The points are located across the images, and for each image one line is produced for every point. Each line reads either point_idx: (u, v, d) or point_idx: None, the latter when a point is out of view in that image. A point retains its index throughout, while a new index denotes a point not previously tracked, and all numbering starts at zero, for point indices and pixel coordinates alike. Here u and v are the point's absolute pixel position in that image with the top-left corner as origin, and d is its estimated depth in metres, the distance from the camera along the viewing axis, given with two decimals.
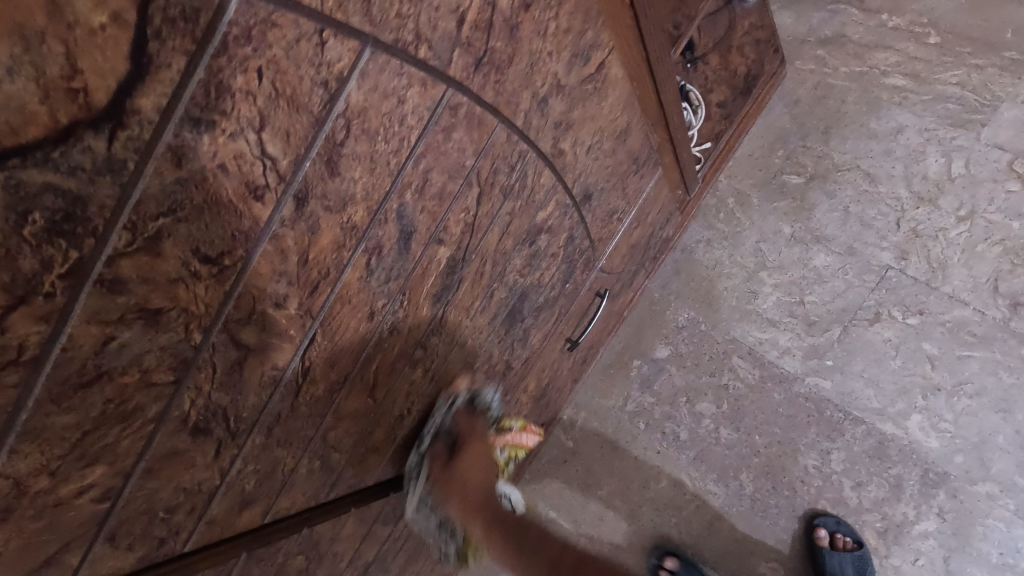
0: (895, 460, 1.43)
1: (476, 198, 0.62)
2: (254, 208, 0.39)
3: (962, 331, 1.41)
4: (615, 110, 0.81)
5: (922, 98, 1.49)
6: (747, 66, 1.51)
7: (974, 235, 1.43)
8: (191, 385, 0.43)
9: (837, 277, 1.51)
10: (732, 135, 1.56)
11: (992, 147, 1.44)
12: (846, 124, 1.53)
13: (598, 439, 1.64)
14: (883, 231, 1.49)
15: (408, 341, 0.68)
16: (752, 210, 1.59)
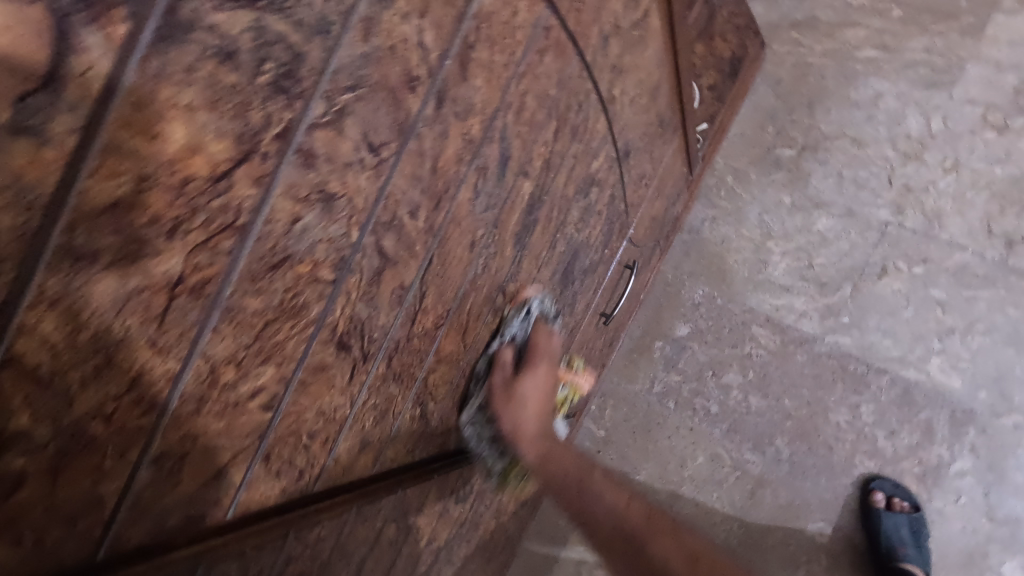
0: (923, 405, 1.26)
1: (553, 132, 0.66)
2: (409, 99, 0.42)
3: (965, 274, 1.25)
4: (649, 65, 0.86)
5: (893, 66, 1.30)
6: (731, 52, 1.26)
7: (961, 184, 1.26)
8: (344, 288, 0.44)
9: (842, 238, 1.31)
10: (724, 115, 1.34)
11: (964, 103, 1.26)
12: (828, 99, 1.33)
13: (629, 426, 1.39)
14: (877, 189, 1.30)
15: (493, 283, 0.69)
16: (750, 184, 1.37)
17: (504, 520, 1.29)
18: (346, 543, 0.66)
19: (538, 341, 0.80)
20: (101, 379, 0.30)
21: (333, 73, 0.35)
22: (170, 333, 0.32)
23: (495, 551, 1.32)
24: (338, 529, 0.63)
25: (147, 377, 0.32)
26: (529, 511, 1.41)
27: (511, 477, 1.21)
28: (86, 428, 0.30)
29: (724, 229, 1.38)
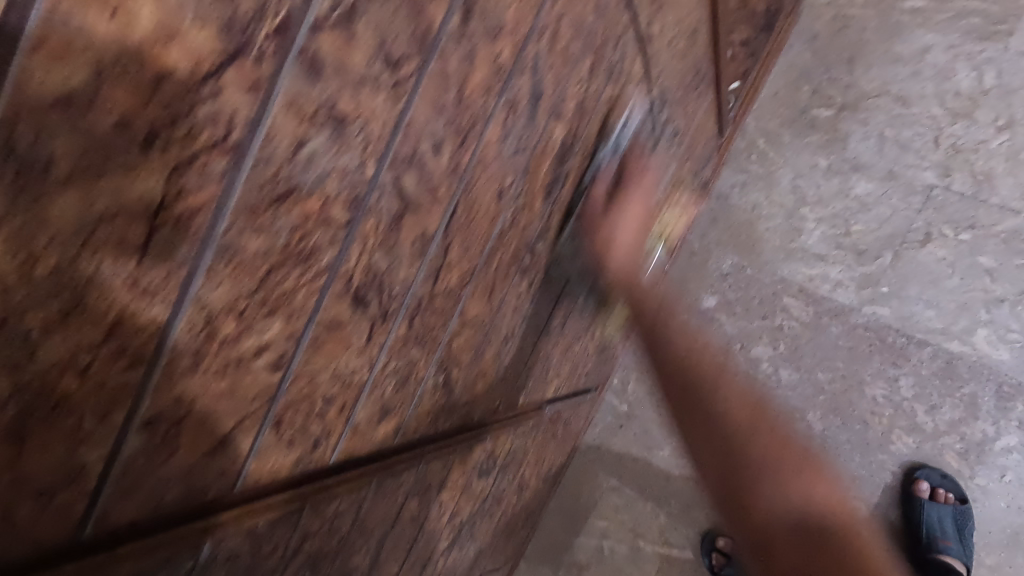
0: (966, 378, 1.17)
1: (588, 70, 0.59)
2: (431, 7, 0.35)
3: (1016, 240, 1.13)
4: (689, 3, 0.78)
5: (943, 17, 1.15)
6: (766, 3, 1.15)
7: (1016, 144, 1.13)
8: (359, 233, 0.39)
9: (882, 202, 1.21)
10: (755, 73, 1.24)
11: (1022, 55, 1.11)
12: (870, 53, 1.20)
13: (653, 400, 1.36)
14: (923, 150, 1.18)
15: (521, 241, 0.63)
16: (783, 148, 1.27)
17: (525, 496, 1.25)
18: (368, 516, 0.62)
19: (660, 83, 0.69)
20: (70, 324, 0.25)
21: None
22: (154, 273, 0.27)
23: (515, 526, 1.29)
24: (358, 503, 0.58)
25: (129, 325, 0.27)
26: (549, 486, 1.37)
27: (533, 452, 1.17)
28: (56, 382, 0.25)
29: (755, 194, 1.29)
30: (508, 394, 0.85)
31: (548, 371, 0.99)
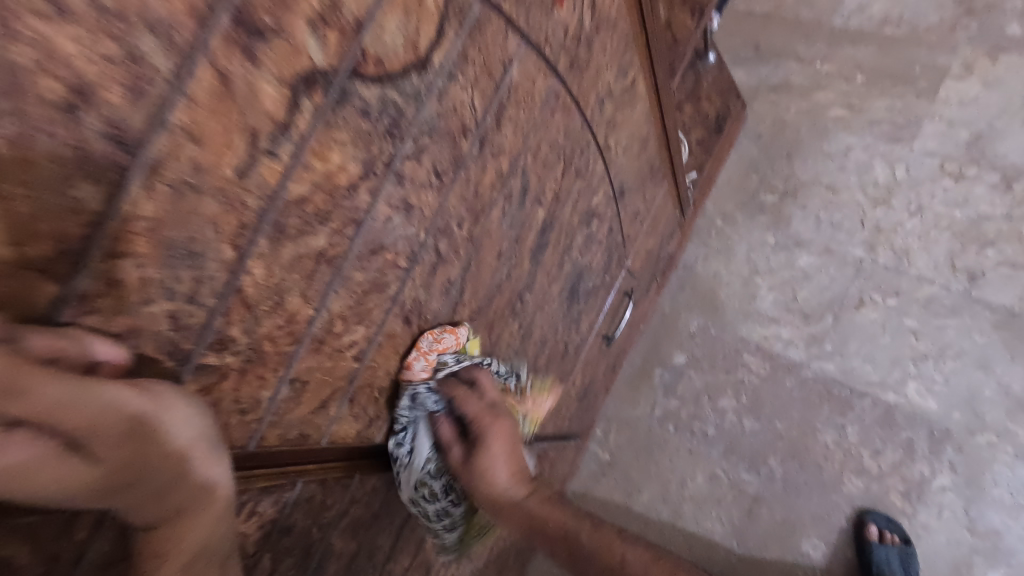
0: (903, 425, 1.37)
1: (562, 170, 0.84)
2: (463, 142, 0.60)
3: (932, 304, 1.38)
4: (639, 120, 1.05)
5: (859, 123, 1.46)
6: (717, 110, 1.44)
7: (925, 225, 1.40)
8: (412, 273, 0.61)
9: (822, 272, 1.46)
10: (710, 166, 1.50)
11: (924, 155, 1.41)
12: (805, 151, 1.49)
13: (630, 450, 1.52)
14: (852, 230, 1.45)
15: (513, 290, 0.86)
16: (737, 226, 1.53)
17: (514, 534, 1.38)
18: (393, 501, 0.80)
19: (572, 137, 0.81)
20: (275, 312, 0.47)
21: (419, 126, 0.53)
22: (313, 288, 0.49)
23: (504, 565, 1.40)
24: (387, 485, 0.76)
25: (296, 319, 0.49)
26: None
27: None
28: (262, 345, 0.47)
29: (715, 264, 1.54)
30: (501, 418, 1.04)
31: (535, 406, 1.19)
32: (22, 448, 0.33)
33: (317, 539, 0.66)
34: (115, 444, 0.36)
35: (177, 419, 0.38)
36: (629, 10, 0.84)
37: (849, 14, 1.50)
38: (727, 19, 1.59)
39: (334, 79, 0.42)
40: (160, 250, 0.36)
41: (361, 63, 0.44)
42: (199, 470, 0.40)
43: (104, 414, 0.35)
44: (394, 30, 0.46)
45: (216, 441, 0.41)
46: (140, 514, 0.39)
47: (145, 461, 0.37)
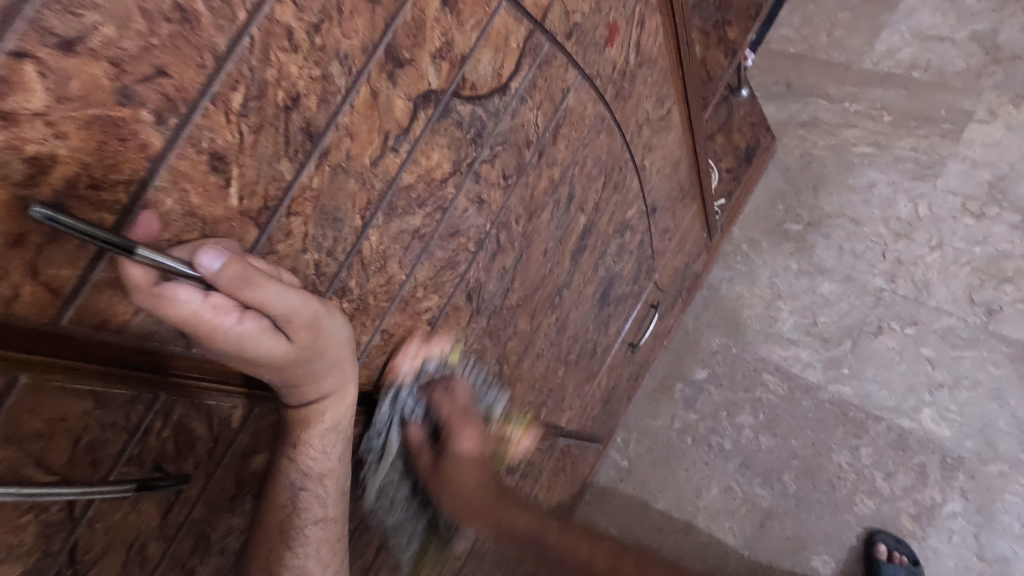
0: (916, 450, 1.43)
1: (602, 183, 0.96)
2: (526, 152, 0.73)
3: (950, 335, 1.45)
4: (673, 146, 1.17)
5: (885, 160, 1.55)
6: (746, 143, 1.57)
7: (946, 259, 1.47)
8: (478, 258, 0.75)
9: (842, 299, 1.53)
10: (739, 193, 1.59)
11: (946, 193, 1.49)
12: (830, 185, 1.59)
13: (649, 458, 1.61)
14: (873, 261, 1.53)
15: (554, 285, 0.98)
16: (761, 252, 1.62)
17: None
18: (441, 459, 0.93)
19: (613, 155, 0.94)
20: (379, 272, 0.60)
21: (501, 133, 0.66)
22: (406, 258, 0.63)
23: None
24: (437, 443, 0.89)
25: (392, 281, 0.63)
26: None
27: (546, 480, 1.42)
28: (367, 297, 0.60)
29: (739, 287, 1.63)
30: (533, 404, 1.16)
31: (564, 401, 1.30)
32: (243, 322, 0.43)
33: (382, 477, 0.81)
34: (297, 335, 0.47)
35: (333, 322, 0.49)
36: (668, 49, 0.97)
37: (877, 59, 1.58)
38: (760, 57, 1.70)
39: (442, 97, 0.56)
40: (317, 215, 0.50)
41: (459, 88, 0.58)
42: (336, 368, 0.53)
43: (296, 313, 0.45)
44: (486, 64, 0.60)
45: (354, 348, 0.53)
46: (290, 389, 0.53)
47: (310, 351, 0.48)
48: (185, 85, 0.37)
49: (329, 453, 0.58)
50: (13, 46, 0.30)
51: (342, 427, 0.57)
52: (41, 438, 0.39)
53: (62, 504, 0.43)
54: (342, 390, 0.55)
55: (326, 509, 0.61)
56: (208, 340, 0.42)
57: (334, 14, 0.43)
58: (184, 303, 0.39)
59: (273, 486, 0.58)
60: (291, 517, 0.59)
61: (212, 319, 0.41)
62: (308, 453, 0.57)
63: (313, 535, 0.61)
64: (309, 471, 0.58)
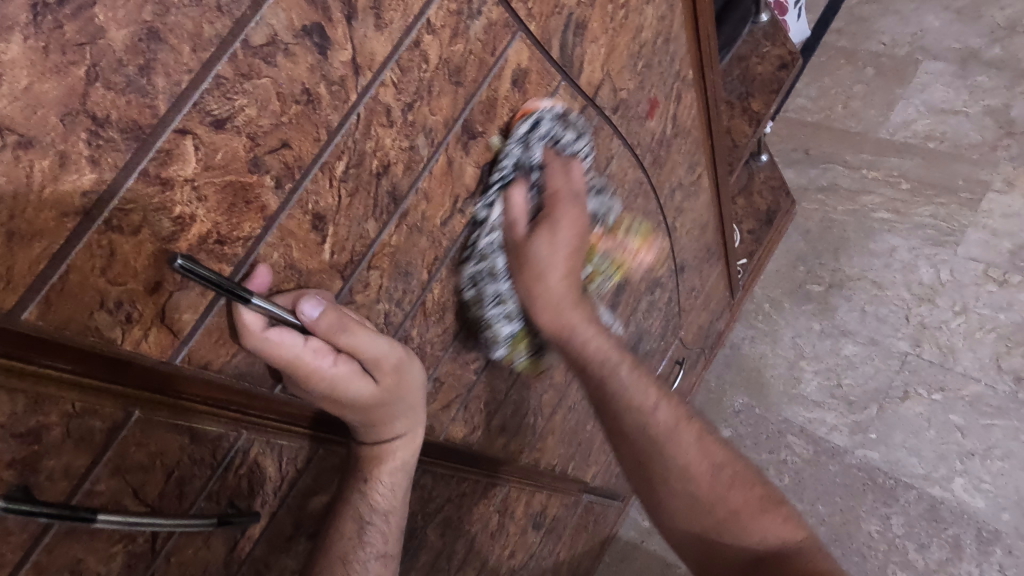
0: (950, 521, 1.39)
1: (636, 242, 1.01)
2: None
3: (980, 403, 1.44)
4: (701, 208, 1.23)
5: (905, 226, 1.59)
6: (767, 206, 1.61)
7: (970, 325, 1.49)
8: (523, 312, 0.78)
9: (867, 362, 1.53)
10: (761, 255, 1.62)
11: (969, 260, 1.52)
12: (851, 247, 1.62)
13: None
14: (897, 324, 1.54)
15: (587, 339, 1.01)
16: (783, 312, 1.63)
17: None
18: (473, 510, 0.93)
19: (647, 215, 0.99)
20: (438, 323, 0.64)
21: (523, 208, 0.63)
22: (460, 311, 0.66)
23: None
24: (472, 493, 0.90)
25: (447, 331, 0.66)
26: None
27: (567, 539, 1.39)
28: (425, 348, 0.64)
29: (762, 347, 1.63)
30: (561, 458, 1.17)
31: (589, 455, 1.30)
32: (336, 367, 0.48)
33: (420, 525, 0.82)
34: (381, 379, 0.52)
35: (413, 369, 0.54)
36: (700, 121, 1.04)
37: (895, 130, 1.66)
38: (780, 125, 1.78)
39: (503, 168, 0.60)
40: (392, 269, 0.54)
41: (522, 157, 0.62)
42: (410, 412, 0.57)
43: (383, 359, 0.50)
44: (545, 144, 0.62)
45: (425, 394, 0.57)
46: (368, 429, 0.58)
47: (390, 396, 0.53)
48: (301, 155, 0.42)
49: (395, 491, 0.62)
50: (181, 125, 0.35)
51: (408, 467, 0.61)
52: (141, 471, 0.42)
53: (147, 537, 0.45)
54: (414, 432, 0.59)
55: (386, 545, 0.64)
56: (305, 383, 0.48)
57: (426, 94, 0.49)
58: (289, 347, 0.44)
59: (339, 519, 0.61)
60: (355, 549, 0.61)
61: (311, 364, 0.46)
62: (377, 488, 0.61)
63: (374, 569, 0.63)
64: (376, 507, 0.61)
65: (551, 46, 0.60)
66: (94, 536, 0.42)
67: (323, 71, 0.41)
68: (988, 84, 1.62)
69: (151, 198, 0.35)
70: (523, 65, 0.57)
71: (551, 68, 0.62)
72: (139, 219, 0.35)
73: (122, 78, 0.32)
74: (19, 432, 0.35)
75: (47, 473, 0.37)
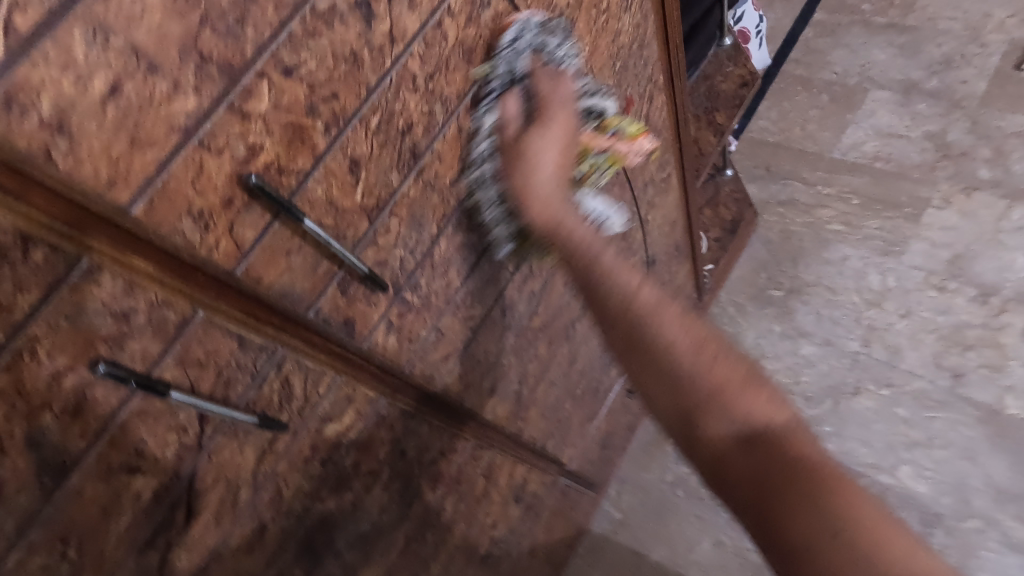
0: (897, 507, 1.46)
1: (613, 229, 1.11)
2: None
3: (923, 397, 1.54)
4: (670, 207, 1.34)
5: (856, 237, 1.73)
6: (731, 216, 1.75)
7: (914, 327, 1.61)
8: (515, 278, 0.88)
9: (823, 361, 1.63)
10: (726, 261, 1.74)
11: (913, 268, 1.66)
12: (808, 257, 1.75)
13: (643, 510, 1.66)
14: (849, 326, 1.65)
15: (568, 318, 1.11)
16: (746, 315, 1.73)
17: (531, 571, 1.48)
18: (462, 470, 1.00)
19: (622, 205, 1.10)
20: (443, 274, 0.72)
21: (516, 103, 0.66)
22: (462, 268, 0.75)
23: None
24: (462, 450, 0.97)
25: (449, 286, 0.74)
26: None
27: (545, 521, 1.45)
28: (431, 298, 0.72)
29: None
30: (542, 434, 1.25)
31: (567, 438, 1.38)
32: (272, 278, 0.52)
33: (417, 475, 0.88)
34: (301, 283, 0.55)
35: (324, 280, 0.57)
36: (670, 125, 1.16)
37: (846, 150, 1.83)
38: (743, 144, 1.94)
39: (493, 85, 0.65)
40: (408, 219, 0.63)
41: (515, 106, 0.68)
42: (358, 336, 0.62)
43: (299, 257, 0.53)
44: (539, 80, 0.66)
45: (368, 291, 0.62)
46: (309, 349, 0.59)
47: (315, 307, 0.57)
48: (346, 106, 0.51)
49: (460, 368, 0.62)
50: (260, 68, 0.43)
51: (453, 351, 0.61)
52: (199, 367, 0.50)
53: (196, 432, 0.52)
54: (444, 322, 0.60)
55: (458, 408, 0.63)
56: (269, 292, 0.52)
57: (443, 68, 0.59)
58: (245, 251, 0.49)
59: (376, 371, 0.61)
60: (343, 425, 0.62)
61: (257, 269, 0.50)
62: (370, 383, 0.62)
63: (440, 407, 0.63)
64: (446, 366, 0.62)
65: None
66: (158, 421, 0.49)
67: (367, 38, 0.50)
68: (929, 111, 1.80)
69: (234, 126, 0.44)
70: None
71: None
72: (223, 142, 0.43)
73: (223, 26, 0.41)
74: (116, 313, 0.42)
75: (130, 352, 0.44)
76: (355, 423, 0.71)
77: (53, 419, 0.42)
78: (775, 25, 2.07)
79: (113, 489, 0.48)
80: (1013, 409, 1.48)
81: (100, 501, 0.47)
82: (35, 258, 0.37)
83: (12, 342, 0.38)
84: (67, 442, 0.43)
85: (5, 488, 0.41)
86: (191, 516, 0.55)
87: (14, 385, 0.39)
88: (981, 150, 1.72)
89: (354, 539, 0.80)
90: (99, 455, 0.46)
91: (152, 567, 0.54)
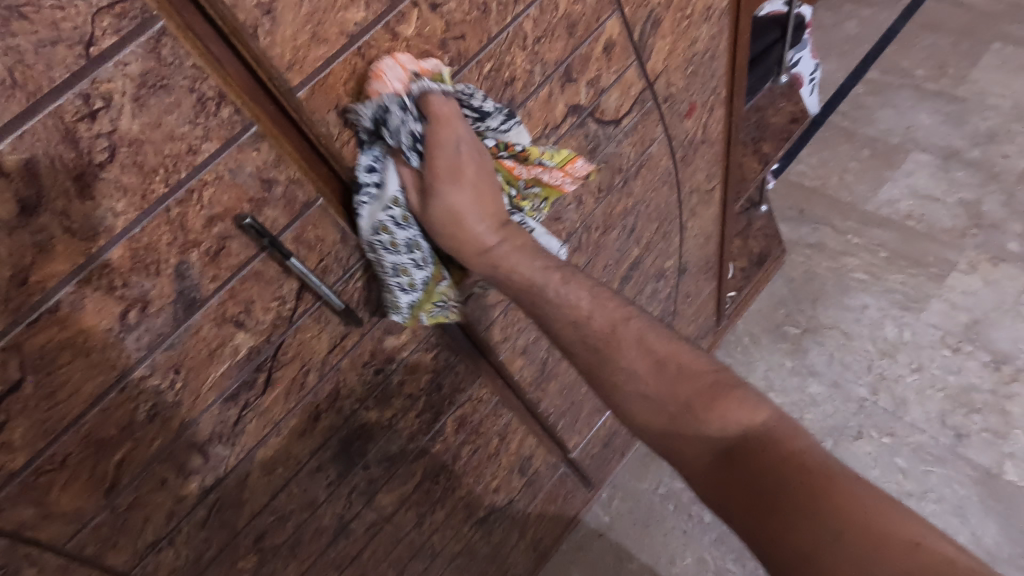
0: None
1: (653, 228, 1.18)
2: (613, 177, 0.95)
3: (922, 451, 1.57)
4: (708, 221, 1.40)
5: (878, 288, 1.78)
6: (758, 249, 1.80)
7: (924, 382, 1.64)
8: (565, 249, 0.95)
9: (828, 402, 1.67)
10: (748, 291, 1.79)
11: (930, 326, 1.70)
12: (828, 300, 1.80)
13: (630, 518, 1.70)
14: (858, 372, 1.69)
15: None
16: (761, 346, 1.78)
17: (516, 552, 1.52)
18: (480, 425, 1.06)
19: (665, 207, 1.17)
20: None
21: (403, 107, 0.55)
22: None
23: None
24: (484, 405, 1.04)
25: None
26: (535, 563, 1.62)
27: (539, 505, 1.50)
28: None
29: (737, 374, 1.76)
30: (552, 415, 1.30)
31: (575, 425, 1.43)
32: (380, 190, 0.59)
33: (444, 413, 0.95)
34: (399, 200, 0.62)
35: None
36: (723, 140, 1.23)
37: (880, 204, 1.89)
38: (781, 184, 2.01)
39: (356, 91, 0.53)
40: None
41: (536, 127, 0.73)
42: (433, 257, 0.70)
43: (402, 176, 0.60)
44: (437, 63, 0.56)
45: None
46: None
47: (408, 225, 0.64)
48: (468, 48, 0.59)
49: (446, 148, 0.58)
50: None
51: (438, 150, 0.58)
52: (308, 248, 0.57)
53: (292, 307, 0.60)
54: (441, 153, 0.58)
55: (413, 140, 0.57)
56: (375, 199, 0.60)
57: (549, 35, 0.67)
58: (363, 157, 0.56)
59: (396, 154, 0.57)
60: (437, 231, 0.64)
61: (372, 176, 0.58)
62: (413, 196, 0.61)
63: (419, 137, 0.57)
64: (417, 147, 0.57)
65: (633, 31, 0.79)
66: (268, 285, 0.56)
67: None
68: (965, 179, 1.86)
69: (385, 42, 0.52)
70: (613, 37, 0.76)
71: (630, 48, 0.81)
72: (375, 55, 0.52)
73: None
74: (263, 180, 0.50)
75: (265, 218, 0.52)
76: (409, 342, 0.78)
77: (198, 258, 0.50)
78: (827, 76, 2.15)
79: (220, 336, 0.55)
80: (1011, 476, 1.51)
81: (209, 344, 0.55)
82: (223, 114, 0.45)
83: (188, 181, 0.46)
84: (201, 282, 0.51)
85: (151, 307, 0.49)
86: (269, 383, 0.63)
87: (180, 218, 0.47)
88: (1012, 224, 1.77)
89: (382, 456, 0.87)
90: (219, 302, 0.53)
91: (229, 419, 0.62)
